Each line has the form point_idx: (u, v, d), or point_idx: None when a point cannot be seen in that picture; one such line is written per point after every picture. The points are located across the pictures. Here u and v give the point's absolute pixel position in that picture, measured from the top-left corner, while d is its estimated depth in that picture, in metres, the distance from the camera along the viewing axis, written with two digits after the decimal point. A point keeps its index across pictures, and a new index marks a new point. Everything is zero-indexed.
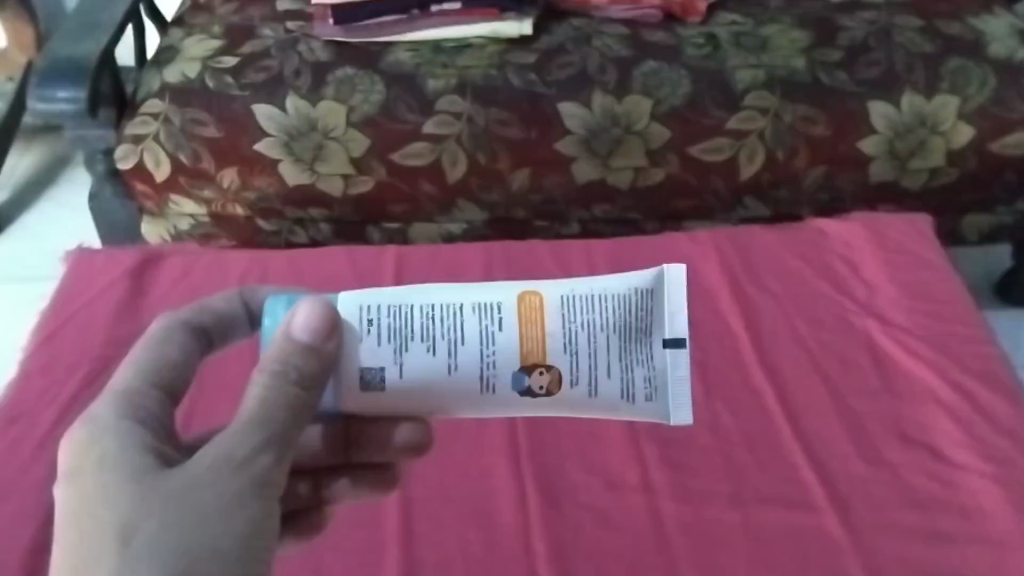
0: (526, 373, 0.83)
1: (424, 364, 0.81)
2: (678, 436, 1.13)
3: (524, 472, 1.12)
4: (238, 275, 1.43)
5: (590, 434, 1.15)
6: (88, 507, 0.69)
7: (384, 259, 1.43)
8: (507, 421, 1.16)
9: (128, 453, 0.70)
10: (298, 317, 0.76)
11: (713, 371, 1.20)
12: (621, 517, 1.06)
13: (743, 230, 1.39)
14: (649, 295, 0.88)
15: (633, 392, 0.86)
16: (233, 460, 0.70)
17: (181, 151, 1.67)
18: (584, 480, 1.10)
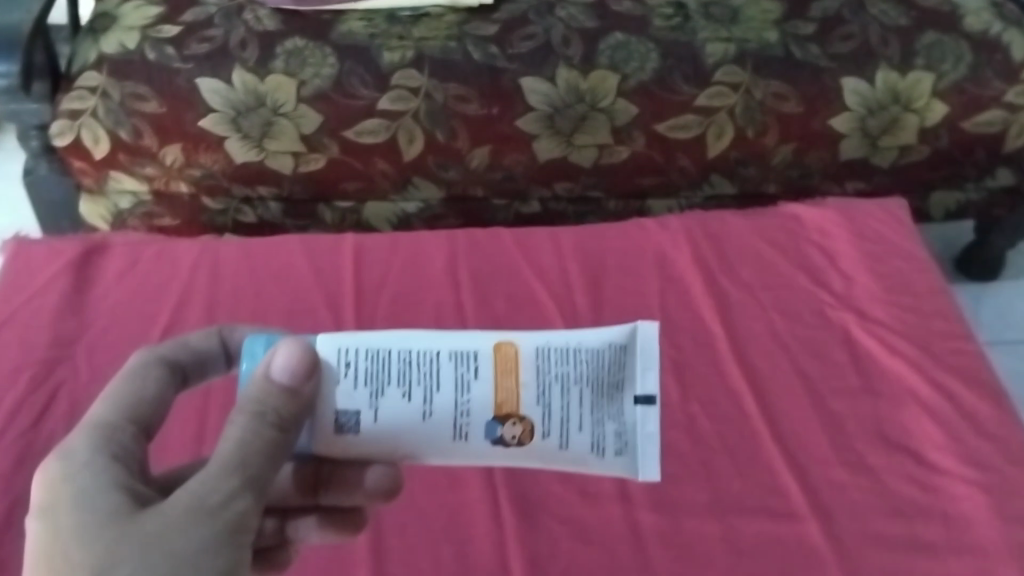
0: (498, 423, 0.79)
1: (400, 411, 0.77)
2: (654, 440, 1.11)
3: (496, 482, 1.08)
4: (190, 263, 1.33)
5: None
6: (59, 548, 0.63)
7: (343, 249, 1.34)
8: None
9: (102, 491, 0.65)
10: (276, 359, 0.72)
11: (689, 370, 1.18)
12: (599, 530, 1.04)
13: (716, 218, 1.37)
14: (622, 351, 0.86)
15: (604, 446, 0.82)
16: (210, 504, 0.64)
17: (122, 128, 1.57)
18: (558, 487, 1.08)
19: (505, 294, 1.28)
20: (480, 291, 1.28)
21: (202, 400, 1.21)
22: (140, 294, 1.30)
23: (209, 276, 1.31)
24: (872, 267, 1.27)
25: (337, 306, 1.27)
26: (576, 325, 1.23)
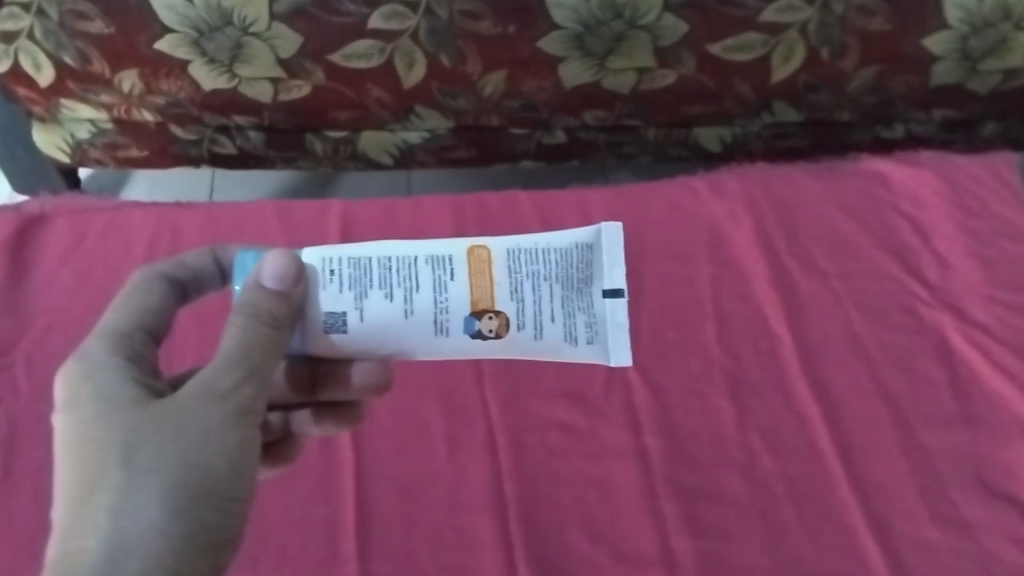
0: (475, 317, 0.72)
1: (383, 311, 0.71)
2: (706, 483, 0.90)
3: (514, 544, 0.85)
4: (143, 247, 1.01)
5: (593, 483, 0.89)
6: (82, 437, 0.60)
7: (331, 226, 1.06)
8: (492, 465, 0.90)
9: (117, 385, 0.62)
10: (266, 261, 0.66)
11: (746, 386, 0.97)
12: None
13: (796, 198, 1.13)
14: (589, 249, 0.78)
15: (575, 335, 0.76)
16: (218, 392, 0.61)
17: (65, 53, 1.26)
18: (595, 553, 0.85)
19: None
20: None
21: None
22: (92, 287, 0.98)
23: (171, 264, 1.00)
24: (977, 250, 1.08)
25: None
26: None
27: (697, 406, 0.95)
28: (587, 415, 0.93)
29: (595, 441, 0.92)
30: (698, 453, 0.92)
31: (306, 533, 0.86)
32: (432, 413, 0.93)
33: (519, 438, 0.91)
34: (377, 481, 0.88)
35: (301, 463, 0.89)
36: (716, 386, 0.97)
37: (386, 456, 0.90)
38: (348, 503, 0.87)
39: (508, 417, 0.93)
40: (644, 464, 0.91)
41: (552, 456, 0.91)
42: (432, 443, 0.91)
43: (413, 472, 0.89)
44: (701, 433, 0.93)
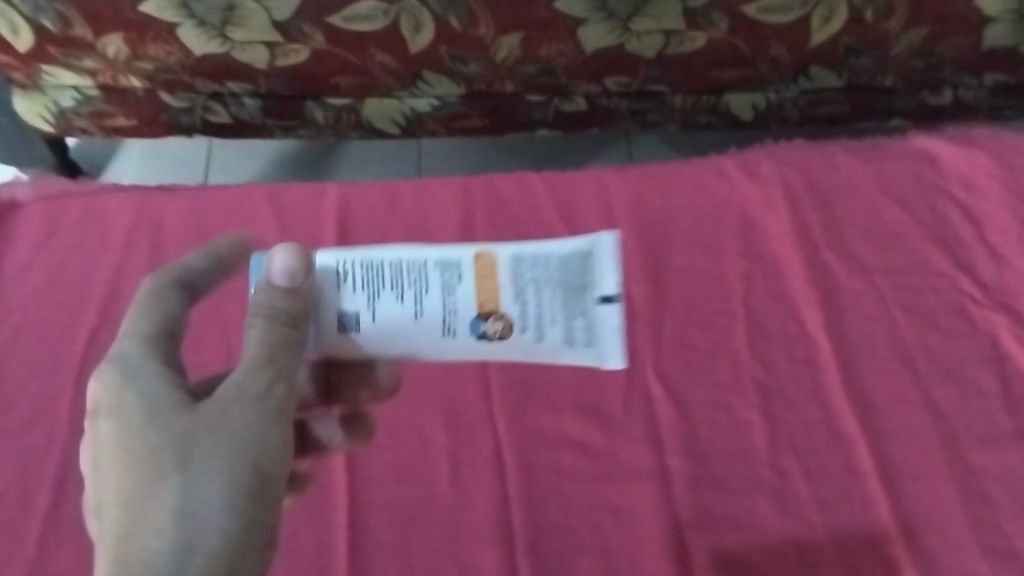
0: (481, 319, 0.64)
1: (392, 314, 0.63)
2: (731, 513, 0.83)
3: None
4: (120, 241, 0.92)
5: (609, 511, 0.83)
6: (125, 450, 0.55)
7: (326, 212, 0.96)
8: (498, 491, 0.83)
9: (144, 397, 0.56)
10: (273, 252, 0.59)
11: (779, 400, 0.89)
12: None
13: (839, 183, 1.03)
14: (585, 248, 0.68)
15: (575, 338, 0.67)
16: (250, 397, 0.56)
17: (43, 17, 1.16)
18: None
19: None
20: None
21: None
22: (64, 286, 0.90)
23: (150, 260, 0.91)
24: None
25: None
26: (636, 339, 0.92)
27: (726, 424, 0.87)
28: (604, 432, 0.86)
29: (612, 466, 0.85)
30: (725, 477, 0.85)
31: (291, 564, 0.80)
32: (433, 427, 0.86)
33: (528, 460, 0.84)
34: (370, 507, 0.82)
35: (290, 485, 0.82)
36: (748, 399, 0.89)
37: (385, 479, 0.83)
38: (338, 533, 0.81)
39: (517, 434, 0.86)
40: (666, 489, 0.84)
41: (564, 478, 0.84)
42: (436, 463, 0.84)
43: (412, 498, 0.83)
44: (726, 453, 0.86)
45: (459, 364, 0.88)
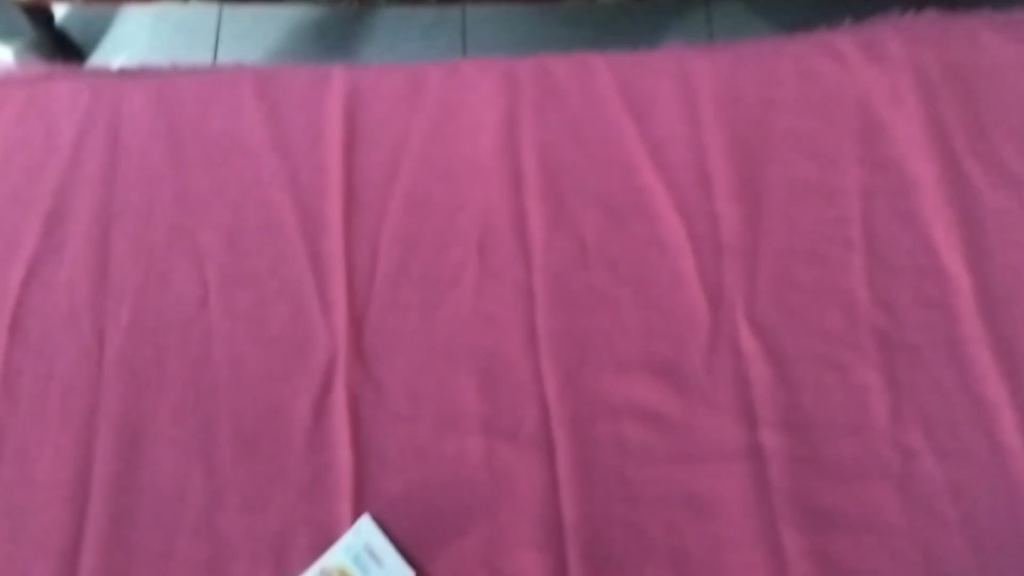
0: None
1: None
2: (840, 507, 0.69)
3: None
4: (69, 141, 0.74)
5: (686, 501, 0.69)
6: None
7: (331, 107, 0.76)
8: (547, 476, 0.68)
9: None
10: None
11: (902, 353, 0.73)
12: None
13: (990, 67, 0.80)
14: None
15: None
16: None
17: None
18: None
19: (595, 196, 0.76)
20: (558, 188, 0.76)
21: (76, 454, 0.66)
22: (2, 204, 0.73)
23: (105, 165, 0.74)
24: None
25: (314, 220, 0.73)
26: (723, 279, 0.74)
27: (836, 392, 0.72)
28: (681, 400, 0.71)
29: (689, 441, 0.70)
30: (832, 461, 0.70)
31: (277, 567, 0.64)
32: (466, 388, 0.70)
33: (586, 435, 0.69)
34: (380, 496, 0.66)
35: (277, 467, 0.66)
36: (865, 359, 0.73)
37: (403, 460, 0.67)
38: (342, 528, 0.65)
39: (571, 402, 0.70)
40: (760, 474, 0.70)
41: (631, 459, 0.69)
42: (467, 438, 0.68)
43: (436, 487, 0.67)
44: (830, 430, 0.71)
45: (501, 312, 0.72)
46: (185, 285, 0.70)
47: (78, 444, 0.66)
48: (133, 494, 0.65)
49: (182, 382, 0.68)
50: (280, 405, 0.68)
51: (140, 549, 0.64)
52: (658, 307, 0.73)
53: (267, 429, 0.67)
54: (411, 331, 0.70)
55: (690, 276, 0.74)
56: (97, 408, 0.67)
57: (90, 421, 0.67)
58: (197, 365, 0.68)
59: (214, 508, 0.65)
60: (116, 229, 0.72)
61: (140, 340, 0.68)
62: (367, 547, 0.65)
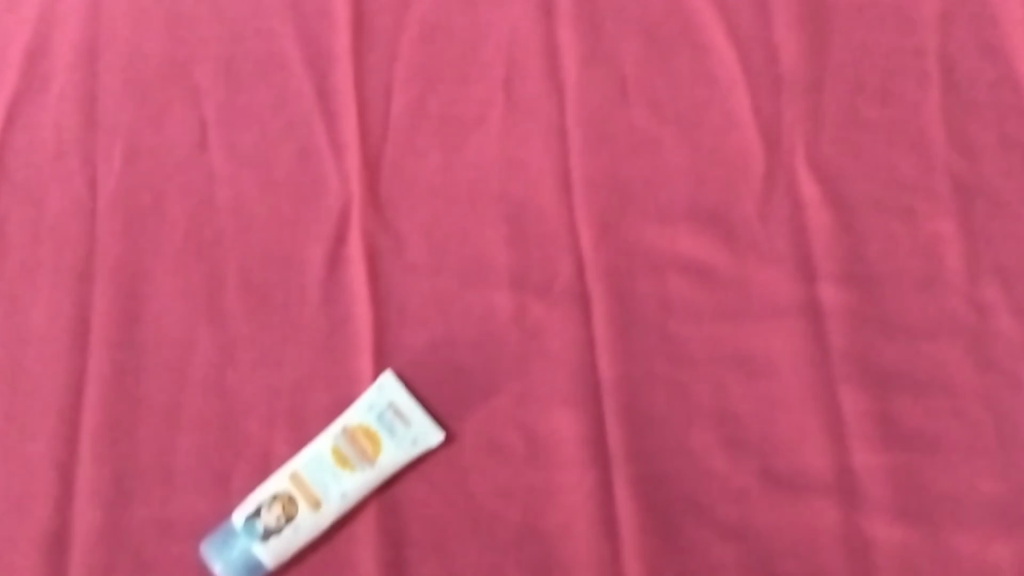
0: None
1: None
2: (905, 366, 0.63)
3: (611, 459, 0.61)
4: None
5: (735, 361, 0.63)
6: None
7: None
8: (583, 332, 0.63)
9: None
10: None
11: (979, 199, 0.65)
12: (786, 561, 0.60)
13: None
14: None
15: None
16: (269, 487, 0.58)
17: None
18: (739, 476, 0.61)
19: (636, 33, 0.69)
20: (595, 24, 0.70)
21: (72, 305, 0.61)
22: None
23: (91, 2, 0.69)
24: None
25: (325, 60, 0.67)
26: (780, 120, 0.67)
27: (906, 245, 0.65)
28: (730, 250, 0.65)
29: (737, 292, 0.64)
30: (898, 317, 0.64)
31: (296, 428, 0.60)
32: (494, 239, 0.64)
33: (625, 289, 0.64)
34: (403, 354, 0.62)
35: (291, 320, 0.61)
36: (940, 207, 0.66)
37: (427, 314, 0.63)
38: (362, 385, 0.61)
39: (609, 253, 0.65)
40: (817, 331, 0.64)
41: (673, 314, 0.64)
42: (495, 292, 0.63)
43: (463, 343, 0.63)
44: (897, 285, 0.64)
45: (531, 156, 0.66)
46: (184, 128, 0.65)
47: (74, 295, 0.61)
48: (137, 349, 0.60)
49: (184, 229, 0.63)
50: (291, 253, 0.62)
51: (146, 405, 0.59)
52: (703, 150, 0.67)
53: (277, 280, 0.62)
54: (432, 177, 0.65)
55: (741, 117, 0.67)
56: (93, 257, 0.62)
57: (87, 270, 0.62)
58: (201, 211, 0.63)
59: (225, 364, 0.60)
60: (108, 64, 0.67)
61: (138, 186, 0.63)
62: (392, 403, 0.60)
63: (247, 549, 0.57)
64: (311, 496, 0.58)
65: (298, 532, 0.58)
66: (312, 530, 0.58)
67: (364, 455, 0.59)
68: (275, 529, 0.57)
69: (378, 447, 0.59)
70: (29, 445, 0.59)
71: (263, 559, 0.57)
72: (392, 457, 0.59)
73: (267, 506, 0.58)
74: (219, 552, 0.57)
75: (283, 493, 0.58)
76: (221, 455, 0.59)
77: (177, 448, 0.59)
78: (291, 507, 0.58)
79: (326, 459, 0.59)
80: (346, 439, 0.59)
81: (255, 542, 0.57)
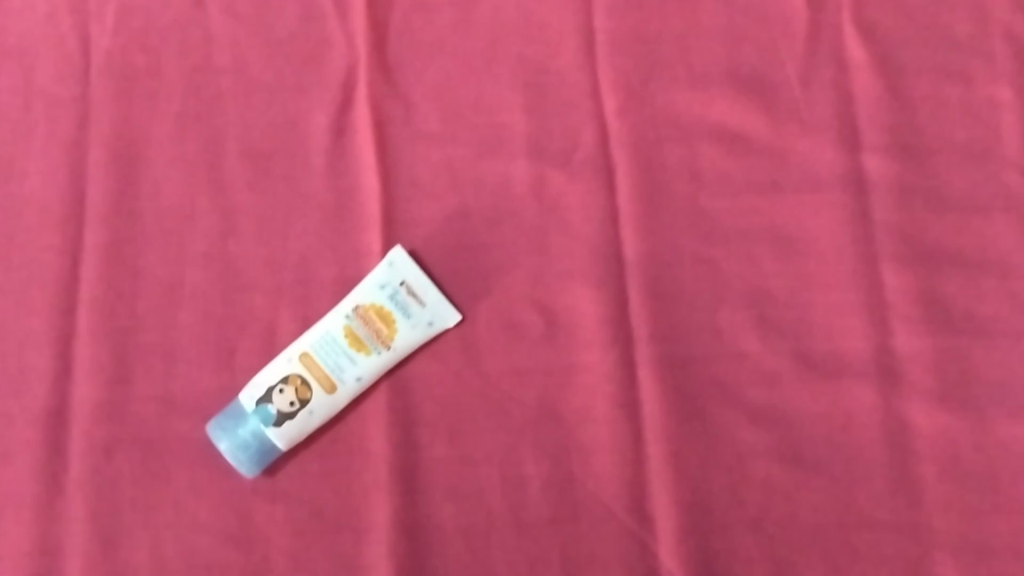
0: None
1: None
2: (954, 244, 0.59)
3: (634, 339, 0.58)
4: None
5: (768, 235, 0.59)
6: None
7: None
8: (606, 206, 0.60)
9: None
10: None
11: None
12: (820, 449, 0.56)
13: None
14: None
15: None
16: (276, 373, 0.55)
17: None
18: (772, 358, 0.57)
19: None
20: None
21: (68, 173, 0.59)
22: None
23: None
24: None
25: None
26: None
27: (958, 108, 0.61)
28: (765, 116, 0.61)
29: (771, 160, 0.60)
30: (948, 192, 0.59)
31: (303, 304, 0.58)
32: (512, 103, 0.61)
33: (651, 159, 0.60)
34: (415, 226, 0.59)
35: (296, 190, 0.59)
36: (997, 69, 0.61)
37: (439, 186, 0.60)
38: (369, 256, 0.58)
39: (634, 122, 0.61)
40: (863, 205, 0.59)
41: (704, 187, 0.60)
42: (513, 162, 0.60)
43: (477, 213, 0.59)
44: (948, 156, 0.60)
45: (554, 17, 0.62)
46: None
47: (69, 164, 0.59)
48: (134, 218, 0.58)
49: (180, 91, 0.60)
50: (294, 116, 0.60)
51: (145, 273, 0.58)
52: (737, 10, 0.63)
53: (281, 144, 0.60)
54: (445, 38, 0.62)
55: None
56: (88, 124, 0.60)
57: (81, 138, 0.60)
58: (202, 73, 0.61)
59: (227, 234, 0.58)
60: None
61: (134, 46, 0.61)
62: (405, 282, 0.57)
63: (260, 433, 0.55)
64: (325, 380, 0.55)
65: (313, 416, 0.55)
66: (327, 413, 0.56)
67: (378, 337, 0.56)
68: (289, 413, 0.55)
69: (393, 328, 0.56)
70: (26, 317, 0.57)
71: (277, 444, 0.55)
72: (408, 338, 0.56)
73: (279, 390, 0.55)
74: (231, 436, 0.55)
75: (295, 376, 0.55)
76: (224, 329, 0.57)
77: (178, 323, 0.57)
78: (305, 391, 0.55)
79: (338, 341, 0.56)
80: (358, 319, 0.56)
81: (268, 426, 0.55)
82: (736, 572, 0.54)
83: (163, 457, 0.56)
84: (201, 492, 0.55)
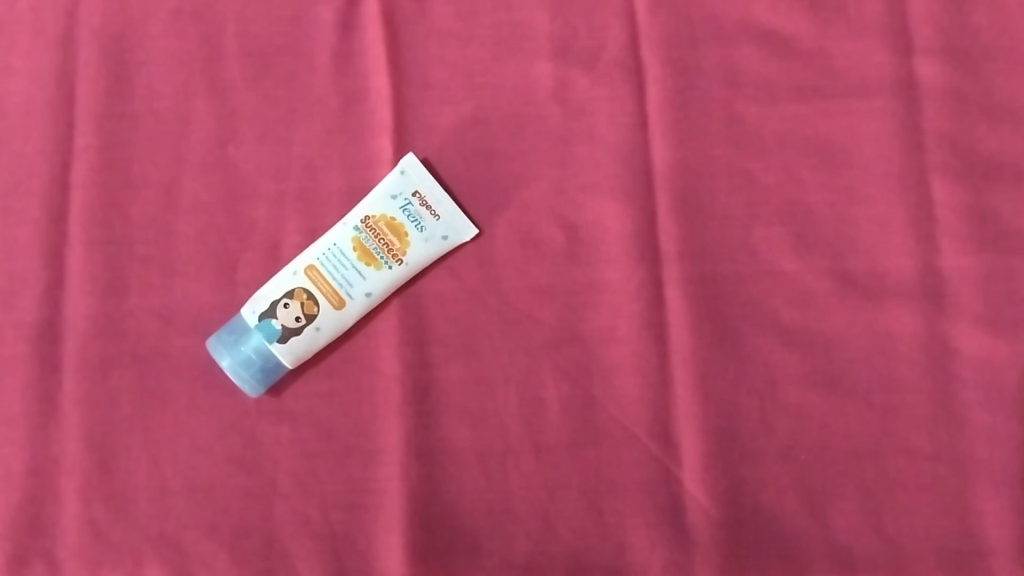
0: None
1: None
2: (1009, 155, 0.54)
3: (662, 256, 0.54)
4: None
5: (808, 144, 0.55)
6: None
7: None
8: (635, 111, 0.55)
9: None
10: None
11: None
12: (858, 374, 0.52)
13: None
14: None
15: None
16: (281, 287, 0.52)
17: None
18: (810, 277, 0.53)
19: None
20: None
21: (56, 74, 0.56)
22: None
23: None
24: None
25: None
26: None
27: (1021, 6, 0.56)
28: (805, 17, 0.56)
29: (811, 65, 0.56)
30: (1003, 99, 0.55)
31: (309, 214, 0.54)
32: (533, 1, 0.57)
33: (683, 63, 0.56)
34: (427, 132, 0.55)
35: (300, 92, 0.55)
36: None
37: (454, 90, 0.56)
38: (378, 163, 0.55)
39: (666, 20, 0.56)
40: (912, 112, 0.55)
41: (741, 93, 0.55)
42: (534, 63, 0.56)
43: (495, 119, 0.55)
44: (1005, 59, 0.55)
45: None
46: None
47: (58, 67, 0.56)
48: (128, 124, 0.55)
49: None
50: (299, 16, 0.56)
51: (140, 181, 0.55)
52: None
53: (285, 46, 0.56)
54: None
55: None
56: (75, 22, 0.57)
57: (70, 37, 0.56)
58: None
59: (227, 139, 0.55)
60: None
61: None
62: (417, 191, 0.53)
63: (264, 350, 0.51)
64: (332, 295, 0.52)
65: (319, 333, 0.52)
66: (335, 330, 0.52)
67: (389, 250, 0.52)
68: (295, 328, 0.51)
69: (405, 242, 0.52)
70: (12, 226, 0.54)
71: (282, 361, 0.52)
72: (421, 252, 0.53)
73: (283, 304, 0.52)
74: (233, 353, 0.52)
75: (300, 290, 0.52)
76: (226, 242, 0.54)
77: (175, 234, 0.54)
78: (311, 306, 0.52)
79: (347, 253, 0.52)
80: (367, 231, 0.52)
81: (272, 342, 0.51)
82: (765, 500, 0.51)
83: (161, 375, 0.53)
84: (203, 411, 0.52)
